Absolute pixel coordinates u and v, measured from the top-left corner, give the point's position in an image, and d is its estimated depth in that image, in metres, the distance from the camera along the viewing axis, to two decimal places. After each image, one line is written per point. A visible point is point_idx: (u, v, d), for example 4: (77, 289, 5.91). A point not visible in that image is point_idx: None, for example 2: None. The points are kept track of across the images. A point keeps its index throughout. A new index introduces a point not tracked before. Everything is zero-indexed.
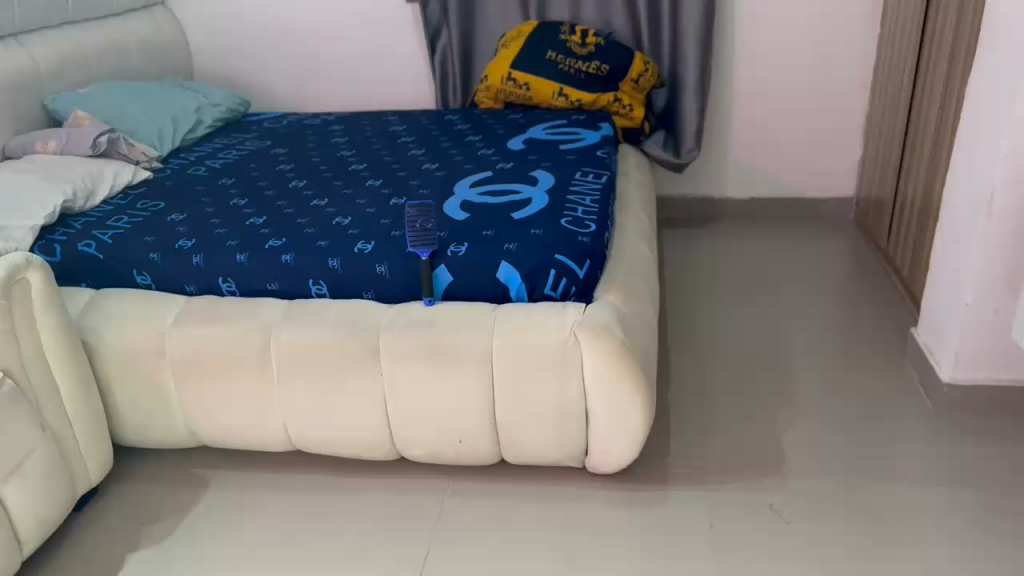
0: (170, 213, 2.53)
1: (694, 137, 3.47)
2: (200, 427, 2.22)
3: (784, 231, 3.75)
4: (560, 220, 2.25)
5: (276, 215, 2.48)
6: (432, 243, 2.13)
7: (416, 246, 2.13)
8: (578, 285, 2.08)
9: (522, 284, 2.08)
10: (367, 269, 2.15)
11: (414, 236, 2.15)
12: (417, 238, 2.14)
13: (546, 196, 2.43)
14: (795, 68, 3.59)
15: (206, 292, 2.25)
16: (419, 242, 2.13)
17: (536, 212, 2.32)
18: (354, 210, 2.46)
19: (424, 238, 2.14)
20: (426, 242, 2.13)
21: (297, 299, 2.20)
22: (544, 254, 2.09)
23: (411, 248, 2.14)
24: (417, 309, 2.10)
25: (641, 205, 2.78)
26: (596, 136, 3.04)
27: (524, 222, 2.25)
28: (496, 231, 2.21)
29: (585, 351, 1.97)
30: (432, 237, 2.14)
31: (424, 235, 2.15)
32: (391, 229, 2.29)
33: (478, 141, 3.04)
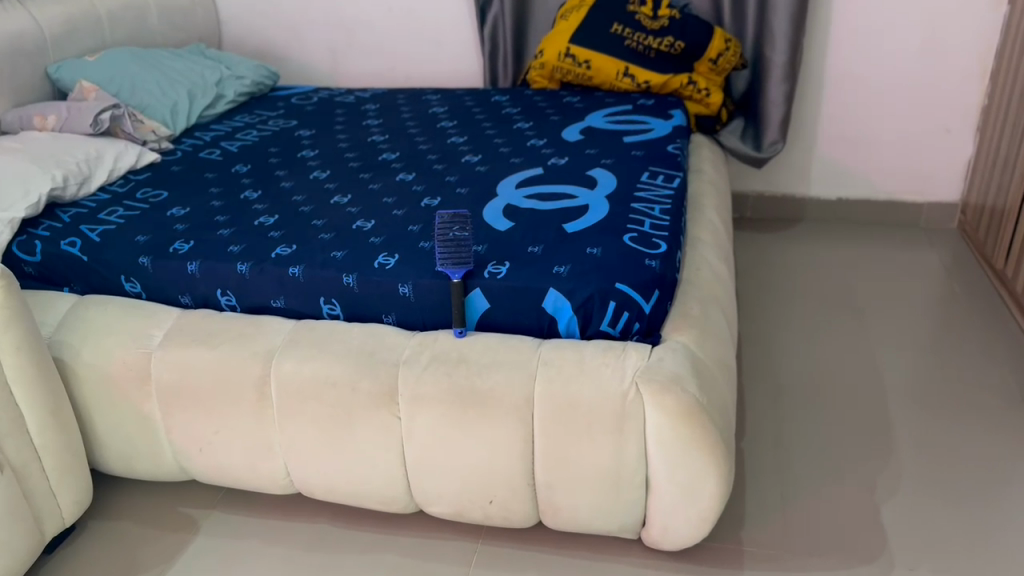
0: (170, 206, 2.20)
1: (780, 128, 3.02)
2: (191, 463, 1.89)
3: (876, 238, 3.27)
4: (623, 237, 1.85)
5: (290, 213, 2.13)
6: (466, 261, 1.74)
7: (446, 264, 1.73)
8: (642, 321, 1.69)
9: (573, 316, 1.70)
10: (389, 288, 1.78)
11: (445, 253, 1.76)
12: (448, 254, 1.75)
13: (607, 203, 2.03)
14: (901, 51, 3.09)
15: (203, 306, 1.93)
16: (451, 259, 1.74)
17: (595, 224, 1.92)
18: (379, 211, 2.10)
19: (457, 255, 1.75)
20: (459, 260, 1.74)
21: (305, 320, 1.85)
22: (604, 282, 1.69)
23: (440, 267, 1.74)
24: (444, 341, 1.74)
25: (717, 213, 2.37)
26: (667, 126, 2.62)
27: (579, 237, 1.87)
28: (544, 248, 1.83)
29: (648, 408, 1.58)
30: (467, 254, 1.76)
31: (457, 251, 1.76)
32: (419, 239, 1.92)
33: (528, 130, 2.64)
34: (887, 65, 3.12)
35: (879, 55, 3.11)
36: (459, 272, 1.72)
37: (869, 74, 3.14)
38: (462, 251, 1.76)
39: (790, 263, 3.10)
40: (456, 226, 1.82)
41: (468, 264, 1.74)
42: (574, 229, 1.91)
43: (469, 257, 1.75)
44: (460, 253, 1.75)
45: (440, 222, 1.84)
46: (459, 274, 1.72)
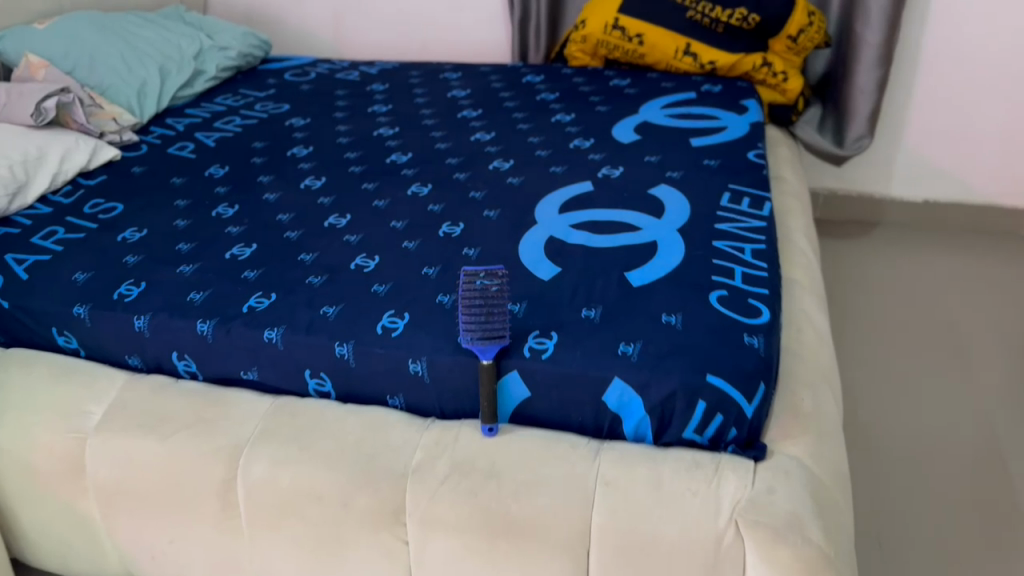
0: (124, 225, 1.75)
1: (867, 122, 2.52)
2: (141, 571, 1.48)
3: (971, 248, 2.77)
4: (709, 297, 1.38)
5: (271, 240, 1.67)
6: (499, 332, 1.27)
7: (473, 338, 1.26)
8: (741, 427, 1.24)
9: (646, 417, 1.25)
10: (396, 365, 1.33)
11: (472, 321, 1.29)
12: (477, 322, 1.28)
13: (681, 240, 1.56)
14: (1017, 28, 2.56)
15: (156, 370, 1.49)
16: (479, 330, 1.27)
17: (668, 275, 1.45)
18: (385, 243, 1.64)
19: (489, 325, 1.28)
20: (492, 332, 1.27)
21: (287, 397, 1.41)
22: (691, 372, 1.23)
23: (465, 343, 1.28)
24: (469, 442, 1.29)
25: (807, 240, 1.89)
26: (742, 122, 2.12)
27: (649, 294, 1.40)
28: (603, 310, 1.36)
29: (751, 560, 1.15)
30: (502, 323, 1.29)
31: (488, 318, 1.29)
32: (436, 290, 1.46)
33: (570, 124, 2.16)
34: (997, 45, 2.59)
35: (988, 32, 2.58)
36: (490, 350, 1.26)
37: (974, 55, 2.62)
38: (495, 317, 1.29)
39: (871, 281, 2.62)
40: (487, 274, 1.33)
41: (502, 338, 1.27)
42: (641, 281, 1.44)
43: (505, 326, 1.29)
44: (492, 321, 1.28)
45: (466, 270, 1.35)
46: (491, 352, 1.26)
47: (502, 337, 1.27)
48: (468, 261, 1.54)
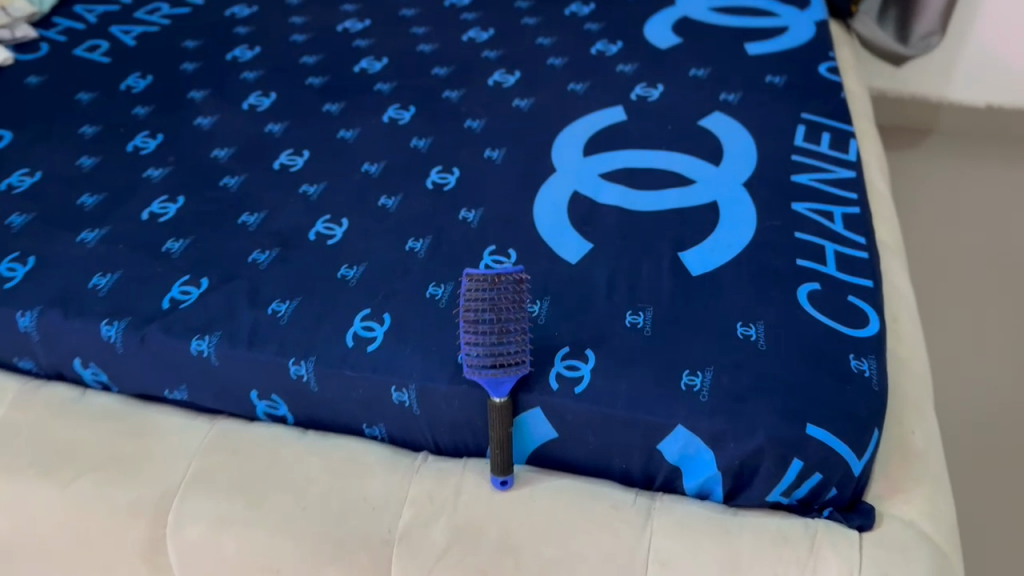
0: (11, 166, 1.34)
1: (941, 14, 2.08)
2: None
3: None
4: (796, 295, 1.03)
5: (204, 191, 1.27)
6: (519, 360, 0.91)
7: (483, 371, 0.91)
8: (845, 487, 0.92)
9: (717, 476, 0.92)
10: (372, 393, 0.98)
11: (483, 346, 0.91)
12: (488, 348, 0.91)
13: (749, 201, 1.18)
14: None
15: (56, 377, 1.13)
16: (493, 360, 0.90)
17: (737, 256, 1.08)
18: (356, 198, 1.24)
19: (504, 350, 0.91)
20: (509, 361, 0.91)
21: (229, 422, 1.07)
22: (780, 420, 0.89)
23: (468, 368, 0.91)
24: (473, 498, 0.96)
25: (887, 181, 1.51)
26: (807, 19, 1.68)
27: (713, 289, 1.03)
28: (654, 315, 1.00)
29: None
30: (523, 342, 0.92)
31: (500, 338, 0.91)
32: (425, 277, 1.08)
33: (589, 18, 1.70)
34: None
35: None
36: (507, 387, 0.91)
37: None
38: (511, 335, 0.91)
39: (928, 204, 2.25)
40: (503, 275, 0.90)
41: (524, 365, 0.92)
42: (703, 266, 1.07)
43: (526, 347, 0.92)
44: (507, 346, 0.91)
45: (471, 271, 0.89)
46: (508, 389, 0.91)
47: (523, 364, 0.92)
48: (466, 229, 1.16)
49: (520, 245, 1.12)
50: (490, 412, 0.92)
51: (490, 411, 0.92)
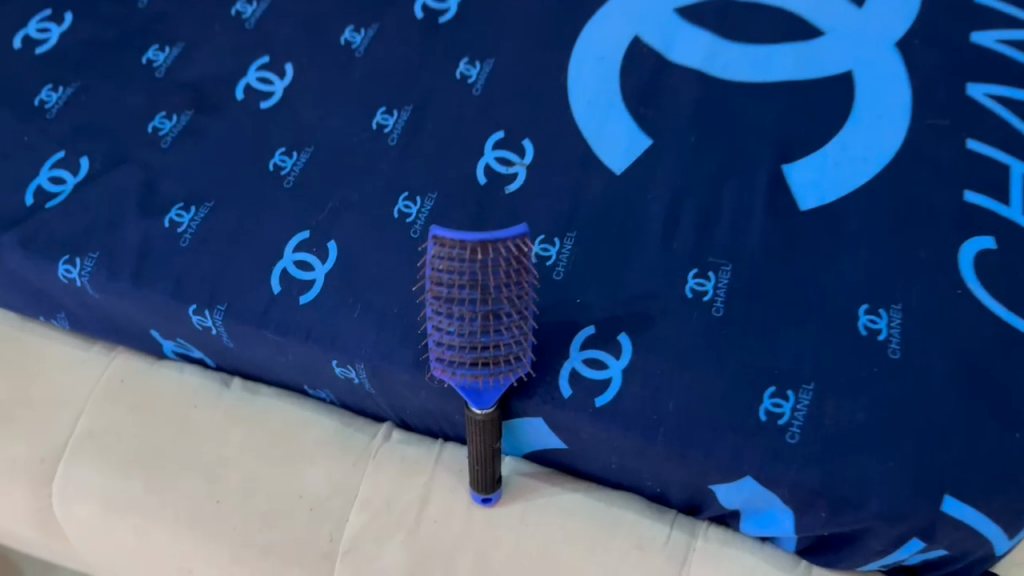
0: None
1: None
2: None
3: None
4: (954, 260, 0.66)
5: (101, 2, 0.89)
6: (516, 357, 0.60)
7: (460, 373, 0.60)
8: (979, 566, 0.62)
9: (790, 535, 0.63)
10: (306, 361, 0.68)
11: (461, 340, 0.58)
12: (469, 342, 0.58)
13: (901, 78, 0.76)
14: None
15: None
16: (475, 357, 0.59)
17: (869, 182, 0.71)
18: (310, 27, 0.84)
19: (495, 344, 0.59)
20: (501, 360, 0.59)
21: (132, 358, 0.80)
22: (903, 486, 0.58)
23: (438, 364, 0.60)
24: (445, 512, 0.70)
25: None
26: None
27: (824, 240, 0.68)
28: (731, 278, 0.66)
29: None
30: (524, 329, 0.60)
31: (487, 326, 0.58)
32: (394, 181, 0.73)
33: None
34: None
35: None
36: (496, 393, 0.61)
37: None
38: (504, 321, 0.58)
39: None
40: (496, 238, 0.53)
41: (523, 362, 0.60)
42: (819, 196, 0.70)
43: (527, 335, 0.60)
44: (498, 339, 0.58)
45: (441, 229, 0.53)
46: (497, 396, 0.61)
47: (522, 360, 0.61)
48: (464, 99, 0.78)
49: (540, 134, 0.75)
50: (469, 422, 0.62)
51: (468, 419, 0.62)
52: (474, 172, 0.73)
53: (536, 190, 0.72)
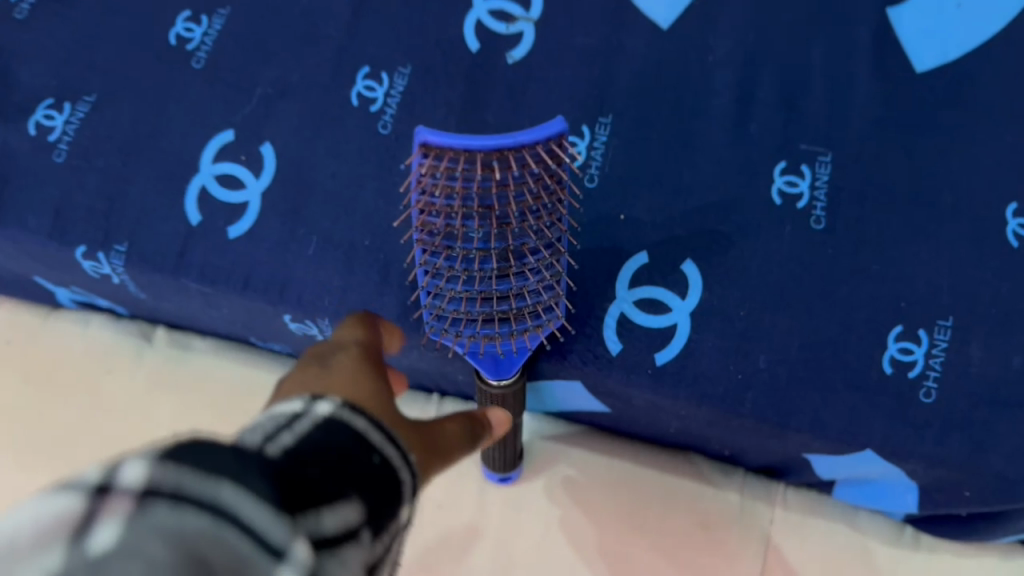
0: None
1: None
2: None
3: None
4: None
5: None
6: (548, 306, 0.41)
7: (468, 333, 0.41)
8: None
9: (905, 508, 0.48)
10: (248, 316, 0.50)
11: (469, 290, 0.39)
12: (480, 293, 0.39)
13: None
14: None
15: None
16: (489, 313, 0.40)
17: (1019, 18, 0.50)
18: None
19: (517, 292, 0.40)
20: (526, 313, 0.41)
21: (20, 311, 0.60)
22: None
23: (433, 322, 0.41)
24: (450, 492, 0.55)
25: None
26: None
27: (954, 112, 0.49)
28: (831, 174, 0.48)
29: None
30: (557, 267, 0.41)
31: (507, 270, 0.39)
32: (348, 50, 0.52)
33: None
34: None
35: None
36: (520, 357, 0.43)
37: None
38: (530, 262, 0.39)
39: None
40: (520, 144, 0.33)
41: (556, 311, 0.42)
42: (941, 53, 0.50)
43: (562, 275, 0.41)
44: (523, 287, 0.40)
45: (429, 133, 0.32)
46: (524, 360, 0.43)
47: (555, 307, 0.42)
48: None
49: None
50: (480, 394, 0.45)
51: (479, 391, 0.45)
52: (462, 34, 0.52)
53: (550, 56, 0.51)
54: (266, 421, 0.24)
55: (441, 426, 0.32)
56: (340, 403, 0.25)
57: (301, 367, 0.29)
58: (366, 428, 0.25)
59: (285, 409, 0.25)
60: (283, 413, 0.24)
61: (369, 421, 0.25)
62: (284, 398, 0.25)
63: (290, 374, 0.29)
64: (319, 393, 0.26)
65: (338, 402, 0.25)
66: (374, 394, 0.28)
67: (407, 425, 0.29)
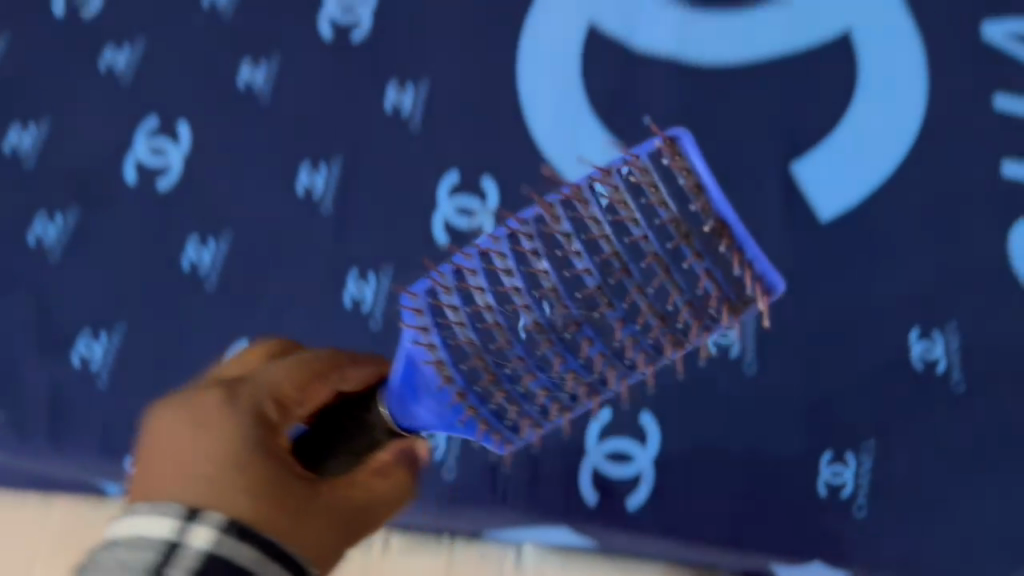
0: None
1: None
2: None
3: None
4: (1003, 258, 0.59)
5: None
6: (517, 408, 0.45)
7: (437, 348, 0.44)
8: None
9: None
10: None
11: (505, 273, 0.44)
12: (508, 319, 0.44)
13: (913, 31, 0.64)
14: None
15: None
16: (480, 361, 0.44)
17: (897, 172, 0.61)
18: (190, 65, 0.67)
19: (522, 360, 0.44)
20: (508, 379, 0.44)
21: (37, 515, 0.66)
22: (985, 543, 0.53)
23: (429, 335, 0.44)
24: None
25: None
26: None
27: (856, 259, 0.59)
28: (756, 327, 0.58)
29: None
30: (565, 391, 0.45)
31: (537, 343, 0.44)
32: (337, 260, 0.61)
33: None
34: None
35: None
36: (446, 422, 0.44)
37: None
38: (553, 359, 0.44)
39: None
40: (743, 252, 0.40)
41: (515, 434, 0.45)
42: (840, 201, 0.61)
43: (558, 405, 0.45)
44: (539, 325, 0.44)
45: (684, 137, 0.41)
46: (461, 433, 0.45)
47: (521, 427, 0.45)
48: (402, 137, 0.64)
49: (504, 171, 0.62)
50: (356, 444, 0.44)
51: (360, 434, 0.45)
52: (432, 232, 0.61)
53: None
54: (132, 566, 0.32)
55: (366, 490, 0.41)
56: (215, 537, 0.33)
57: (209, 441, 0.37)
58: (248, 557, 0.34)
59: (183, 544, 0.33)
60: (161, 550, 0.33)
61: (250, 547, 0.34)
62: (196, 520, 0.34)
63: (194, 444, 0.37)
64: (214, 517, 0.34)
65: (213, 535, 0.33)
66: (274, 498, 0.36)
67: (300, 505, 0.37)
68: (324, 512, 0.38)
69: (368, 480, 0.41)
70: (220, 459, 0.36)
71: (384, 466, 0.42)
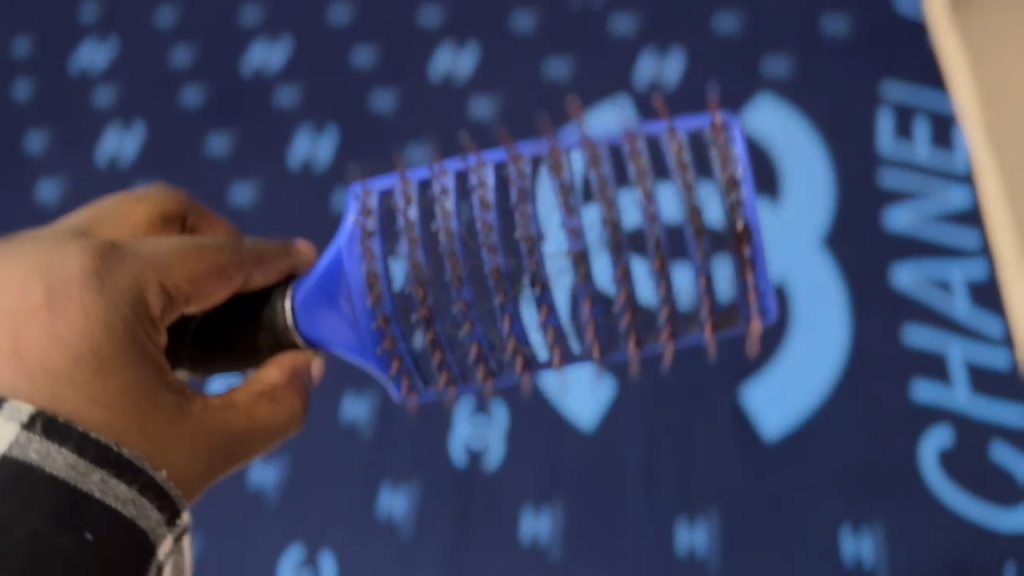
0: None
1: None
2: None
3: None
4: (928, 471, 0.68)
5: None
6: (443, 350, 0.56)
7: (382, 270, 0.56)
8: None
9: None
10: None
11: (454, 225, 0.55)
12: (455, 263, 0.55)
13: (836, 282, 0.75)
14: None
15: None
16: (425, 293, 0.55)
17: (829, 398, 0.72)
18: None
19: (467, 316, 0.55)
20: (438, 322, 0.56)
21: None
22: None
23: (373, 242, 0.57)
24: None
25: None
26: None
27: (795, 474, 0.70)
28: (712, 531, 0.70)
29: None
30: (497, 356, 0.57)
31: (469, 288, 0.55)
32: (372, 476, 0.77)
33: None
34: None
35: None
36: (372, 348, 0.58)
37: None
38: (475, 318, 0.56)
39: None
40: (756, 269, 0.52)
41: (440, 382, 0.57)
42: (778, 422, 0.72)
43: (482, 367, 0.57)
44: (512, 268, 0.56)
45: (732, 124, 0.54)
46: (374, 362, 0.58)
47: (446, 379, 0.57)
48: None
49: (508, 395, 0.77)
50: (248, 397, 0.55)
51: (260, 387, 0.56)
52: (449, 453, 0.76)
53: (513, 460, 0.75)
54: None
55: (269, 404, 0.56)
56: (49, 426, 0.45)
57: (108, 293, 0.50)
58: (65, 461, 0.44)
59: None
60: None
61: (64, 448, 0.44)
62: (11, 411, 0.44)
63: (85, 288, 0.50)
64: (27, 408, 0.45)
65: (37, 429, 0.44)
66: (101, 416, 0.47)
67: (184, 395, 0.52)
68: (208, 414, 0.52)
69: (253, 403, 0.55)
70: (72, 352, 0.47)
71: (276, 393, 0.56)
